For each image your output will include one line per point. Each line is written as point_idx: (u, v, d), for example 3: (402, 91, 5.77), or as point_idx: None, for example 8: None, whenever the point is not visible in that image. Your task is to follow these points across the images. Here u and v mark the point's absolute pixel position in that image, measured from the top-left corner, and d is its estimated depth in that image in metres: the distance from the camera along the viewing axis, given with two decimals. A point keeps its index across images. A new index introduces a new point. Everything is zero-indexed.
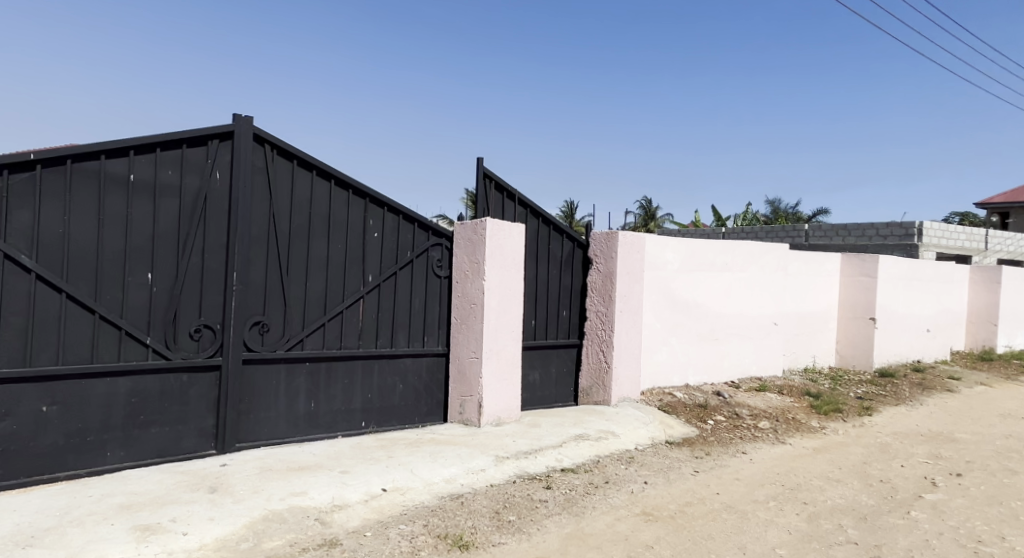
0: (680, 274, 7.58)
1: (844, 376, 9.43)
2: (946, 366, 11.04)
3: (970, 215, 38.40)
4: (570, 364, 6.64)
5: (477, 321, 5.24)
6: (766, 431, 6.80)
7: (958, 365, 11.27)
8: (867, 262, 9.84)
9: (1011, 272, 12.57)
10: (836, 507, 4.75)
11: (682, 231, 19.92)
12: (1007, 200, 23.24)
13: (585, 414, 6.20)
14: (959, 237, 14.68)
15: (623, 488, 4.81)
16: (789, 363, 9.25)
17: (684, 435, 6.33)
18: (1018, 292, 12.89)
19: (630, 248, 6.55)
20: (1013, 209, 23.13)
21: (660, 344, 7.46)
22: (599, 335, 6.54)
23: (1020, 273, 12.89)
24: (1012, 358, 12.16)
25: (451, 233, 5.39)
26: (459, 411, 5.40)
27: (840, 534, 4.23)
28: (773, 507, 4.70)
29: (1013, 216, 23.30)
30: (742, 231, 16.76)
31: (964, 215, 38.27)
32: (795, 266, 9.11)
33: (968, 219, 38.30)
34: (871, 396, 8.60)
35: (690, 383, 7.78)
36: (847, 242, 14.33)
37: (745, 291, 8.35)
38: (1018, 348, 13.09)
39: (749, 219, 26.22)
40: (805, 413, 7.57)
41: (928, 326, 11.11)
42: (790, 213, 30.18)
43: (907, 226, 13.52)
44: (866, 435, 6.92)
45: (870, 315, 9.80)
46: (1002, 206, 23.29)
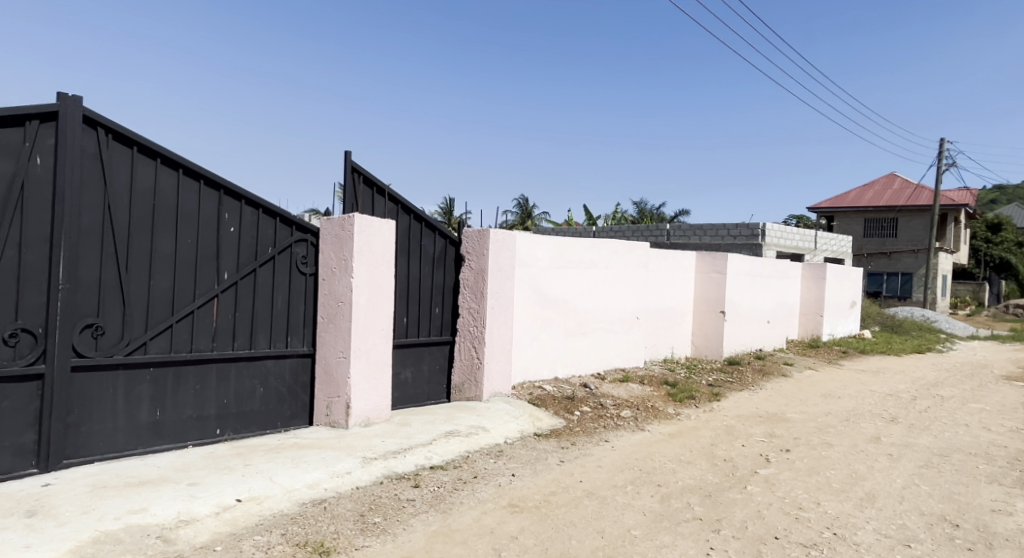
0: (550, 271, 7.81)
1: (698, 365, 10.19)
2: (782, 354, 12.24)
3: (805, 219, 42.75)
4: (443, 361, 6.64)
5: (345, 320, 5.10)
6: (627, 419, 7.20)
7: (791, 352, 12.54)
8: (718, 260, 10.67)
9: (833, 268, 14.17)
10: (685, 487, 5.13)
11: (556, 229, 20.49)
12: (832, 205, 26.06)
13: (456, 410, 6.23)
14: (794, 237, 16.30)
15: (491, 482, 4.89)
16: (650, 354, 9.85)
17: (552, 427, 6.54)
18: (839, 286, 14.57)
19: (501, 245, 6.65)
20: (837, 213, 25.95)
21: (531, 339, 7.65)
22: (471, 332, 6.59)
23: (841, 269, 14.58)
24: (835, 345, 13.73)
25: (317, 228, 5.20)
26: (325, 413, 5.23)
27: (687, 511, 4.58)
28: (629, 491, 4.99)
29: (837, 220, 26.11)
30: (611, 230, 17.53)
31: (802, 219, 42.51)
32: (655, 263, 9.70)
33: (803, 221, 42.57)
34: (720, 383, 9.36)
35: (558, 376, 8.05)
36: (703, 241, 15.44)
37: (610, 287, 8.77)
38: (839, 335, 14.80)
39: (618, 218, 27.48)
40: (662, 401, 8.10)
41: (768, 317, 12.26)
42: (654, 213, 32.02)
43: (753, 227, 14.83)
44: (714, 418, 7.53)
45: (721, 309, 10.61)
46: (829, 211, 26.06)
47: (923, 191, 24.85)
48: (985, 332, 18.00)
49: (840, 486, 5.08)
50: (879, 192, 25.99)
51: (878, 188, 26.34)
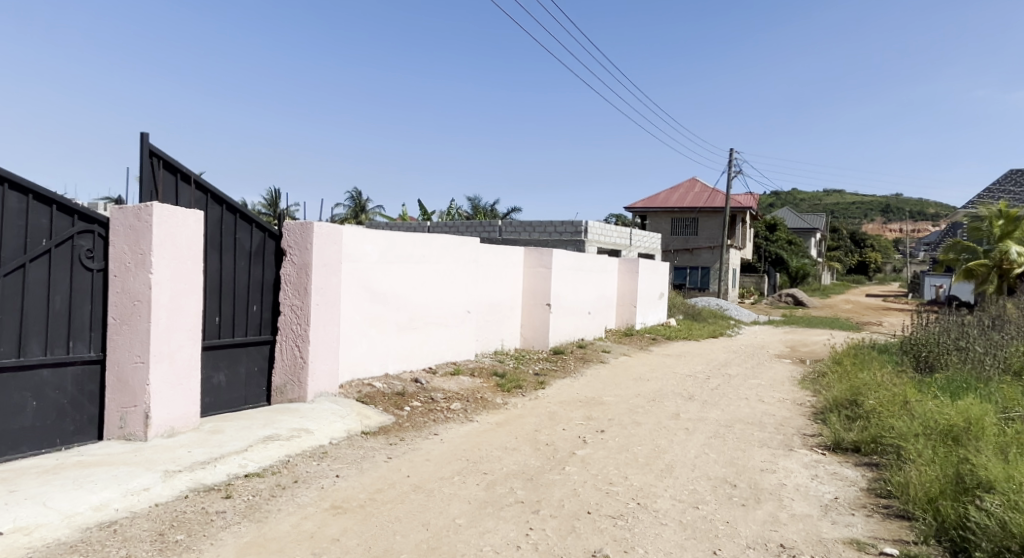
0: (379, 266, 7.65)
1: (526, 355, 10.58)
2: (601, 342, 13.09)
3: (623, 217, 46.11)
4: (262, 362, 6.24)
5: (142, 321, 4.59)
6: (456, 411, 7.27)
7: (609, 341, 13.46)
8: (544, 254, 11.17)
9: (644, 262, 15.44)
10: (510, 473, 5.30)
11: (389, 224, 20.13)
12: (645, 205, 28.28)
13: (277, 413, 5.89)
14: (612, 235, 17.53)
15: (313, 485, 4.69)
16: (481, 347, 10.05)
17: (380, 424, 6.41)
18: (649, 279, 15.92)
19: (326, 239, 6.37)
20: (649, 213, 28.21)
21: (360, 335, 7.43)
22: (294, 330, 6.25)
23: (651, 264, 15.95)
24: (646, 333, 14.98)
25: (106, 218, 4.62)
26: (119, 425, 4.68)
27: (510, 496, 4.73)
28: (456, 481, 5.05)
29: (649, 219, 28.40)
30: (444, 225, 17.59)
31: (620, 218, 45.81)
32: (485, 258, 9.91)
33: (621, 220, 45.90)
34: (545, 372, 9.80)
35: (389, 372, 7.92)
36: (533, 237, 16.04)
37: (440, 282, 8.79)
38: (650, 324, 16.17)
39: (452, 213, 27.67)
40: (491, 391, 8.30)
41: (589, 309, 13.05)
42: (487, 210, 32.67)
43: (577, 225, 15.72)
44: (539, 405, 7.86)
45: (547, 301, 11.14)
46: (642, 210, 28.24)
47: (718, 195, 27.86)
48: (765, 318, 20.67)
49: (645, 460, 5.55)
50: (683, 194, 28.68)
51: (682, 190, 29.05)
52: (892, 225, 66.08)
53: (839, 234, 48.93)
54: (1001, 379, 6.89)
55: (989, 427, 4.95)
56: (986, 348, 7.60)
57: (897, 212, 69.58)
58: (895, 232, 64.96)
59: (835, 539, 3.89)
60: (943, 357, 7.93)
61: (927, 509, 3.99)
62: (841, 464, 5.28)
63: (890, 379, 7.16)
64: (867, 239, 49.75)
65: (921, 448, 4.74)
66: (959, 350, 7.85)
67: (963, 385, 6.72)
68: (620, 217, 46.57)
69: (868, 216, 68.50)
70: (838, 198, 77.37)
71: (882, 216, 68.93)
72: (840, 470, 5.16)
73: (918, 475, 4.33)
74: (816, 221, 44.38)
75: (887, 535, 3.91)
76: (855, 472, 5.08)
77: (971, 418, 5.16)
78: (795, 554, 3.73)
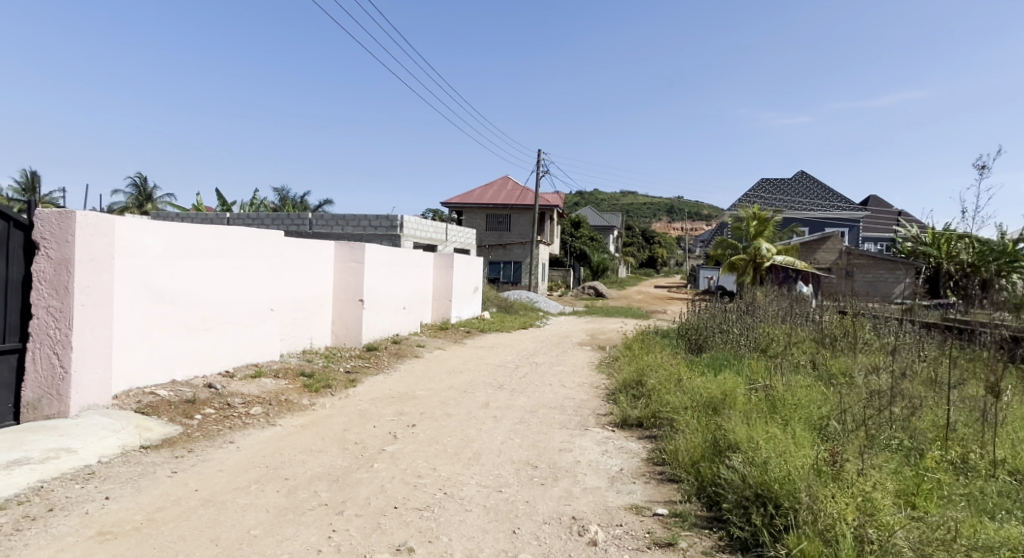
0: (162, 262, 6.88)
1: (336, 353, 10.19)
2: (416, 337, 13.01)
3: (439, 212, 46.37)
4: (8, 375, 5.31)
5: None
6: (257, 416, 6.80)
7: (424, 335, 13.42)
8: (355, 249, 10.85)
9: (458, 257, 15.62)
10: (314, 475, 5.08)
11: (182, 214, 18.23)
12: (461, 201, 28.61)
13: (29, 433, 5.06)
14: (427, 230, 17.49)
15: (76, 511, 4.10)
16: (286, 347, 9.48)
17: (164, 436, 5.77)
18: (464, 274, 16.17)
19: (92, 230, 5.58)
20: (465, 209, 28.59)
21: (138, 339, 6.62)
22: (50, 335, 5.40)
23: (465, 259, 16.22)
24: (461, 326, 15.19)
25: None
26: None
27: (312, 499, 4.53)
28: (252, 490, 4.72)
29: (465, 215, 28.78)
30: (247, 217, 16.31)
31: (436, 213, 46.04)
32: (290, 252, 9.36)
33: (437, 215, 46.12)
34: (356, 369, 9.53)
35: (176, 379, 7.16)
36: (346, 231, 15.48)
37: (238, 278, 8.12)
38: (464, 317, 16.41)
39: (256, 205, 25.80)
40: (297, 393, 7.87)
41: (403, 304, 12.90)
42: (297, 201, 30.94)
43: (392, 219, 15.45)
44: (349, 404, 7.62)
45: (360, 296, 10.87)
46: (459, 206, 28.52)
47: (528, 193, 29.07)
48: (571, 309, 22.01)
49: (454, 450, 5.63)
50: (496, 191, 29.46)
51: (495, 188, 29.83)
52: (675, 224, 73.80)
53: (633, 232, 53.27)
54: (754, 355, 8.02)
55: (742, 396, 5.74)
56: (743, 330, 8.82)
57: (681, 212, 78.05)
58: (678, 230, 72.63)
59: (618, 506, 4.27)
60: (711, 339, 9.04)
61: (691, 471, 4.53)
62: (626, 439, 5.81)
63: (669, 360, 8.02)
64: (655, 236, 55.01)
65: (689, 418, 5.36)
66: (723, 333, 9.02)
67: (725, 362, 7.73)
68: (435, 211, 46.65)
69: (656, 216, 75.75)
70: (631, 198, 84.62)
71: (667, 216, 76.72)
72: (626, 443, 5.68)
73: (685, 442, 4.91)
74: (613, 220, 47.83)
75: (662, 498, 4.38)
76: (638, 445, 5.62)
77: (728, 389, 5.95)
78: (585, 524, 4.03)
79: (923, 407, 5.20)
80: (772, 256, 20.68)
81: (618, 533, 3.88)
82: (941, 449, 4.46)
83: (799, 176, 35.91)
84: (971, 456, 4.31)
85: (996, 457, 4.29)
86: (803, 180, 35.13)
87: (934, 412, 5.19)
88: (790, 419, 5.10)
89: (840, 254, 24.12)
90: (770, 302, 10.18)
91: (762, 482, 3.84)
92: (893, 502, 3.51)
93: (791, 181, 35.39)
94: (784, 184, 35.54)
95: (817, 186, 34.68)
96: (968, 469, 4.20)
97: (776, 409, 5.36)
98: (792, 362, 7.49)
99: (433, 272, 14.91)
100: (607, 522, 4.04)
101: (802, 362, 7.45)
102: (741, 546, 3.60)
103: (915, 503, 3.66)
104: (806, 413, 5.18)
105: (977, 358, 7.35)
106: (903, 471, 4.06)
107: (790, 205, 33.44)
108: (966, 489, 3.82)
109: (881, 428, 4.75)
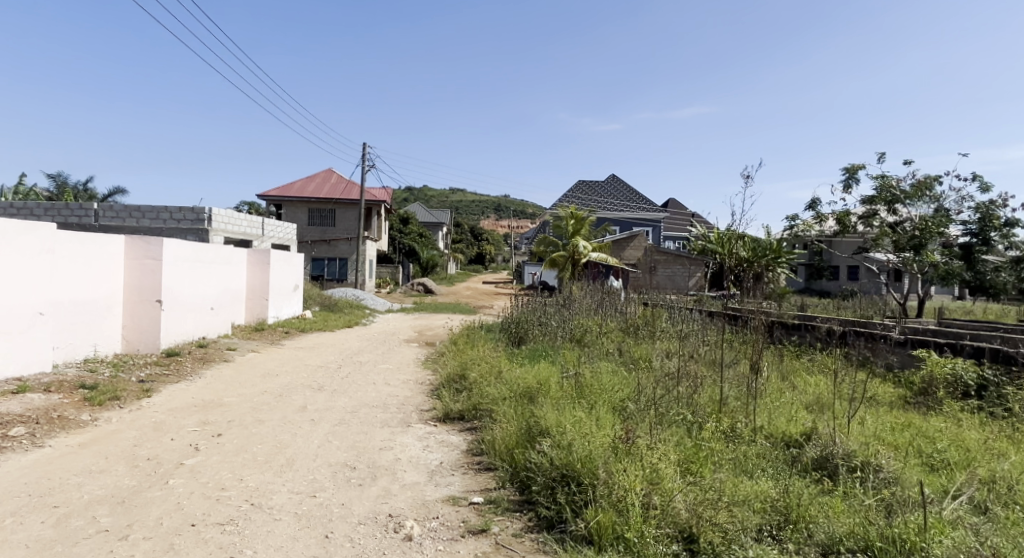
0: None
1: (127, 361, 9.08)
2: (227, 340, 11.92)
3: (256, 206, 43.40)
4: None
5: None
6: (18, 438, 5.83)
7: (236, 337, 12.36)
8: (151, 245, 9.74)
9: (276, 253, 14.65)
10: (93, 499, 4.47)
11: None
12: (279, 193, 26.89)
13: None
14: (241, 224, 16.16)
15: None
16: (61, 356, 8.26)
17: None
18: (282, 271, 15.19)
19: None
20: (284, 202, 26.94)
21: None
22: None
23: (284, 255, 15.25)
24: (279, 327, 14.23)
25: None
26: None
27: (89, 527, 3.99)
28: (10, 524, 4.04)
29: (285, 209, 27.10)
30: (12, 206, 13.91)
31: (252, 206, 43.05)
32: (65, 249, 8.20)
33: (254, 208, 43.14)
34: (152, 378, 8.56)
35: None
36: (142, 224, 13.83)
37: None
38: (284, 317, 15.40)
39: (25, 193, 22.21)
40: (76, 408, 6.88)
41: (212, 304, 11.83)
42: (81, 188, 27.18)
43: (199, 211, 14.05)
44: (142, 417, 6.81)
45: (157, 297, 9.75)
46: (277, 199, 26.79)
47: (353, 187, 28.05)
48: (399, 306, 21.59)
49: (264, 458, 5.27)
50: (318, 184, 28.08)
51: (318, 180, 28.42)
52: (502, 221, 75.60)
53: (462, 229, 53.40)
54: (569, 346, 8.45)
55: (555, 384, 5.99)
56: (561, 322, 9.24)
57: (505, 209, 80.35)
58: (505, 227, 74.50)
59: (435, 499, 4.28)
60: (531, 331, 9.36)
61: (505, 458, 4.65)
62: (447, 431, 5.78)
63: (492, 351, 8.13)
64: (483, 233, 55.87)
65: (505, 407, 5.48)
66: (542, 326, 9.39)
67: (543, 353, 8.05)
68: (251, 204, 43.42)
69: (484, 211, 76.84)
70: (459, 194, 85.17)
71: (494, 213, 78.38)
72: (446, 436, 5.64)
73: (501, 431, 4.98)
74: (443, 215, 47.52)
75: (477, 487, 4.46)
76: (458, 437, 5.60)
77: (543, 378, 6.17)
78: (401, 521, 3.98)
79: (705, 385, 5.83)
80: (587, 252, 21.85)
81: (433, 526, 3.89)
82: (717, 421, 5.05)
83: (611, 179, 38.53)
84: (739, 425, 4.92)
85: (758, 424, 4.94)
86: (614, 183, 37.68)
87: (713, 388, 5.84)
88: (595, 403, 5.46)
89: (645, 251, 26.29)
90: (585, 295, 10.77)
91: (567, 463, 4.07)
92: (675, 471, 3.91)
93: (604, 183, 37.86)
94: (597, 186, 37.95)
95: (626, 188, 37.44)
96: (737, 436, 4.80)
97: (584, 395, 5.68)
98: (603, 350, 7.99)
99: (246, 269, 13.86)
100: (424, 516, 4.03)
101: (611, 350, 7.98)
102: (547, 525, 3.80)
103: (693, 470, 4.11)
104: (609, 396, 5.58)
105: (743, 339, 8.52)
106: (686, 442, 4.54)
107: (603, 205, 35.76)
108: (734, 454, 4.37)
109: (671, 407, 5.26)
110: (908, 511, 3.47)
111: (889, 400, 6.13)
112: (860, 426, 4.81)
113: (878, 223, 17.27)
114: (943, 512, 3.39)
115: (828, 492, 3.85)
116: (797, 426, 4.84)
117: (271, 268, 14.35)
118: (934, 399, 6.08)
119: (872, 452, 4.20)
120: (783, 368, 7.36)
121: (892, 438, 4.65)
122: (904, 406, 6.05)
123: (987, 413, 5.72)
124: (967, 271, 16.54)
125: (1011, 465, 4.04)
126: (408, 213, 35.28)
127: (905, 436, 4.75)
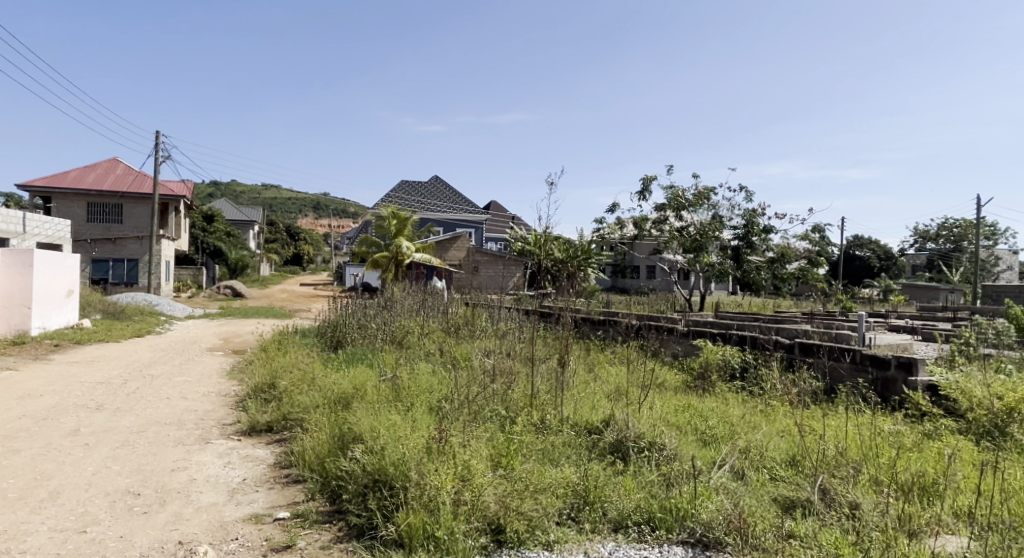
0: None
1: None
2: None
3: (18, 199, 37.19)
4: None
5: None
6: None
7: None
8: None
9: (41, 254, 12.68)
10: None
11: None
12: (47, 183, 23.21)
13: None
14: None
15: None
16: None
17: None
18: (52, 274, 13.23)
19: None
20: (53, 195, 23.35)
21: None
22: None
23: (53, 256, 13.26)
24: (45, 339, 12.25)
25: None
26: None
27: None
28: None
29: (53, 202, 23.51)
30: None
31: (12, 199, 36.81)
32: None
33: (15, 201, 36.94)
34: None
35: None
36: None
37: None
38: (53, 328, 13.32)
39: None
40: None
41: None
42: None
43: None
44: None
45: None
46: (44, 191, 23.13)
47: (146, 179, 25.02)
48: (202, 311, 19.72)
49: (18, 495, 4.52)
50: (100, 175, 24.73)
51: (100, 170, 24.97)
52: (320, 219, 72.36)
53: (276, 227, 50.19)
54: (388, 348, 8.35)
55: (372, 387, 5.88)
56: (381, 324, 9.09)
57: (324, 208, 77.04)
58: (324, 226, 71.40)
59: (235, 519, 4.02)
60: (349, 334, 9.10)
61: (315, 468, 4.48)
62: (252, 445, 5.41)
63: (305, 356, 7.75)
64: (299, 232, 53.05)
65: (317, 415, 5.27)
66: (361, 328, 9.18)
67: (361, 357, 7.88)
68: (10, 196, 37.03)
69: (300, 209, 73.02)
70: (272, 190, 80.02)
71: (312, 211, 74.81)
72: (252, 451, 5.28)
73: (312, 441, 4.77)
74: (254, 213, 44.24)
75: (283, 502, 4.25)
76: (265, 451, 5.26)
77: (359, 383, 6.02)
78: (194, 547, 3.68)
79: (518, 380, 6.08)
80: (410, 253, 21.65)
81: (231, 549, 3.65)
82: (528, 414, 5.30)
83: (433, 180, 38.58)
84: (548, 417, 5.22)
85: (564, 415, 5.27)
86: (436, 184, 37.77)
87: (526, 383, 6.11)
88: (412, 405, 5.48)
89: (467, 253, 26.75)
90: (406, 296, 10.69)
91: (379, 468, 4.04)
92: (485, 465, 4.05)
93: (427, 184, 37.81)
94: (419, 186, 37.77)
95: (448, 189, 37.72)
96: (546, 427, 5.09)
97: (401, 398, 5.65)
98: (423, 352, 8.01)
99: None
100: (220, 539, 3.76)
101: (431, 351, 8.02)
102: (357, 533, 3.74)
103: (503, 463, 4.29)
104: (425, 397, 5.63)
105: (549, 334, 9.15)
106: (497, 437, 4.72)
107: (424, 206, 35.72)
108: (542, 444, 4.63)
109: (486, 404, 5.43)
110: (685, 482, 3.94)
111: (675, 385, 6.89)
112: (648, 410, 5.34)
113: (668, 228, 19.27)
114: (712, 480, 3.89)
115: (621, 472, 4.24)
116: (597, 414, 5.24)
117: (35, 272, 12.49)
118: (708, 382, 6.95)
119: (657, 432, 4.67)
120: (588, 361, 7.93)
121: (675, 419, 5.23)
122: (686, 390, 6.82)
123: (748, 391, 6.66)
124: (736, 269, 19.03)
125: (764, 434, 4.75)
126: (213, 209, 32.38)
127: (686, 416, 5.36)
